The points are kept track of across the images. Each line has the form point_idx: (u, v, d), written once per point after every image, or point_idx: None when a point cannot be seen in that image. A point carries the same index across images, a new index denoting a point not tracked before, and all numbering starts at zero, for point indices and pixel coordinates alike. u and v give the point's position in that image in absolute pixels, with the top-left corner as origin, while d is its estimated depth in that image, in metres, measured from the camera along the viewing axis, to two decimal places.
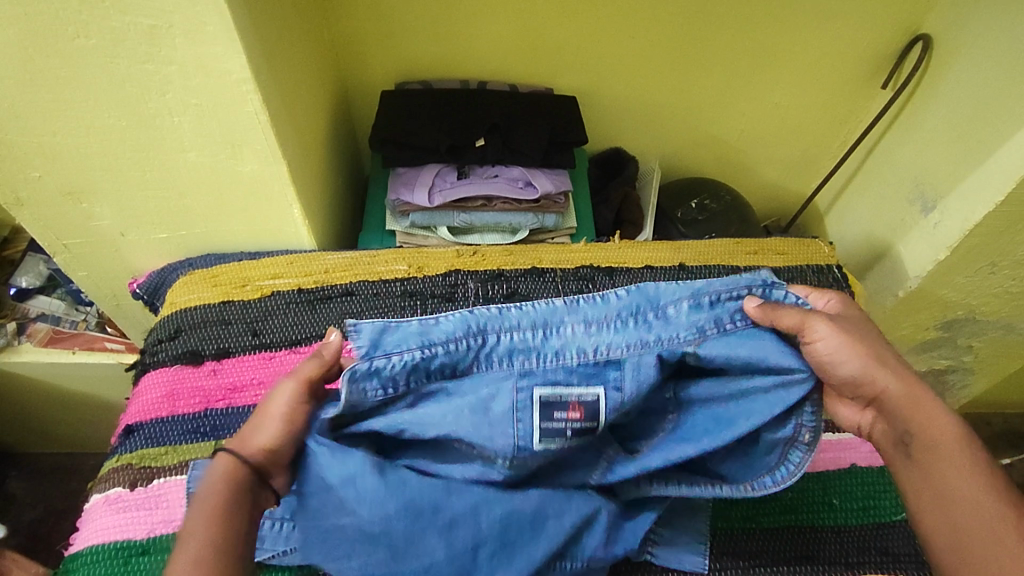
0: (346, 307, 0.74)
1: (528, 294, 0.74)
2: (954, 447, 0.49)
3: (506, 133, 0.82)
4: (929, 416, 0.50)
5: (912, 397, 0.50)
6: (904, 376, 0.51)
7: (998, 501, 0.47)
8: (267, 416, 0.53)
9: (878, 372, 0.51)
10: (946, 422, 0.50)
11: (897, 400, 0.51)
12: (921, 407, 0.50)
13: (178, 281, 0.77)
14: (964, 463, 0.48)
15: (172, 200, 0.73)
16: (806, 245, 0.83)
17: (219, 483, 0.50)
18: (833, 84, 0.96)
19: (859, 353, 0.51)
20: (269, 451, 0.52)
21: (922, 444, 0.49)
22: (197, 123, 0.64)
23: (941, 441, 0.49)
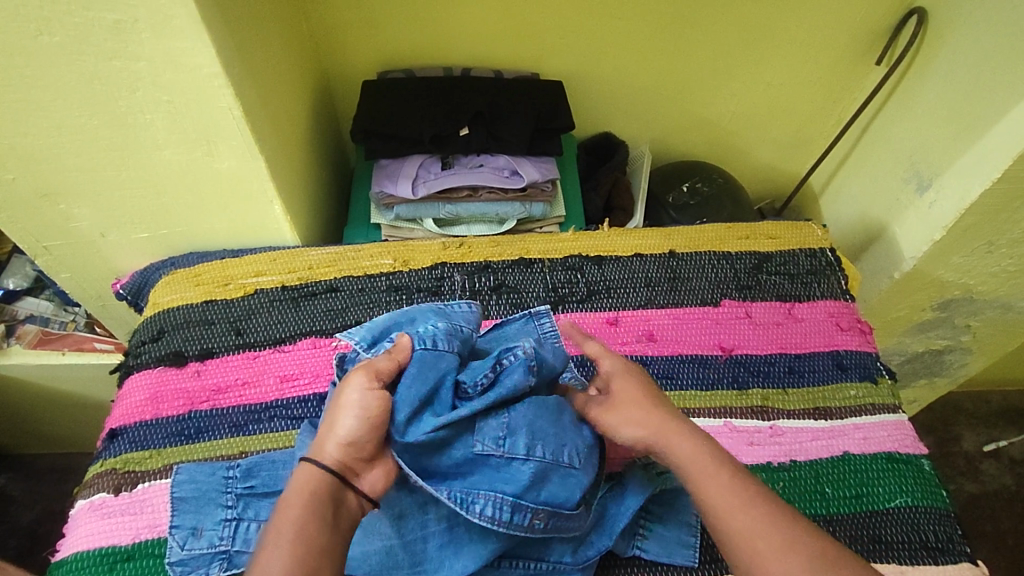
0: (331, 304, 0.73)
1: (516, 286, 0.74)
2: (698, 463, 0.49)
3: (491, 121, 0.80)
4: (680, 443, 0.50)
5: (659, 423, 0.52)
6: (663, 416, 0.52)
7: (753, 504, 0.46)
8: (336, 409, 0.47)
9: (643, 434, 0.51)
10: (698, 448, 0.50)
11: (658, 440, 0.51)
12: (676, 440, 0.50)
13: (160, 281, 0.76)
14: (725, 480, 0.47)
15: (150, 199, 0.71)
16: (799, 227, 0.82)
17: (304, 495, 0.43)
18: (827, 61, 0.93)
19: (620, 416, 0.53)
20: (346, 452, 0.46)
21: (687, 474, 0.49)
22: (170, 120, 0.62)
23: (694, 461, 0.49)
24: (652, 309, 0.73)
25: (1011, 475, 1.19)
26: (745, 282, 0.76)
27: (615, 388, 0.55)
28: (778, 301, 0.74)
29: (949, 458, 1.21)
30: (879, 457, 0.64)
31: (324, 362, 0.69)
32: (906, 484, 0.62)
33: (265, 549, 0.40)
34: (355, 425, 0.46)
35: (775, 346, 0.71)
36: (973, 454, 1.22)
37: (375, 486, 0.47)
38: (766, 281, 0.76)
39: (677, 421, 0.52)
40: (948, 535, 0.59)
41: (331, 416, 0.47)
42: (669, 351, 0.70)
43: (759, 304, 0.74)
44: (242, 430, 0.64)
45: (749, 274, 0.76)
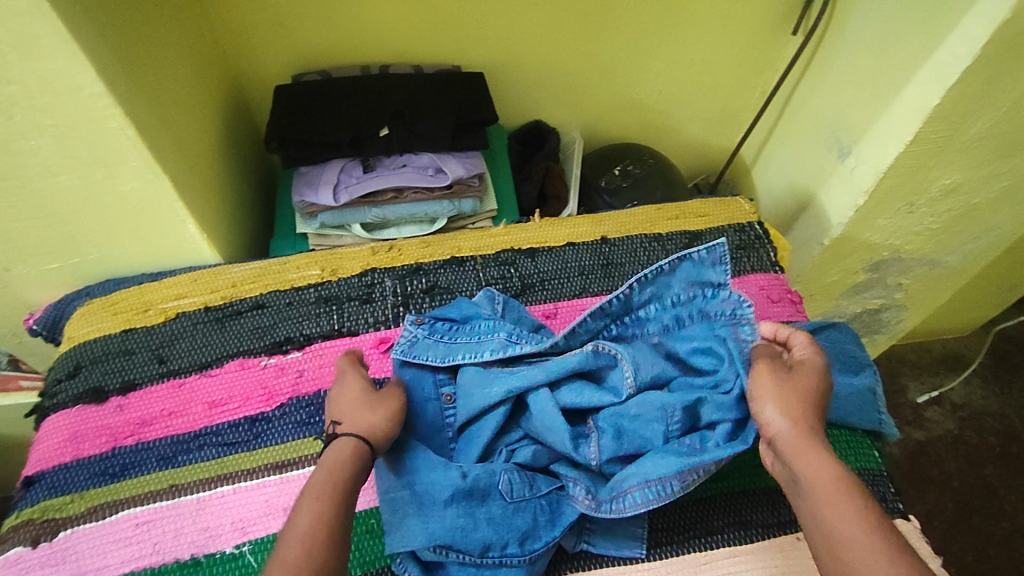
0: (257, 322, 0.70)
1: (448, 286, 0.73)
2: (826, 492, 0.46)
3: (410, 119, 0.78)
4: (804, 455, 0.48)
5: (792, 405, 0.51)
6: (807, 428, 0.50)
7: (863, 529, 0.44)
8: (376, 398, 0.56)
9: (789, 419, 0.50)
10: (830, 471, 0.47)
11: (794, 420, 0.50)
12: (807, 454, 0.48)
13: (75, 313, 0.72)
14: (824, 477, 0.47)
15: (53, 229, 0.67)
16: (727, 204, 0.82)
17: (341, 466, 0.50)
18: (746, 34, 0.94)
19: (783, 399, 0.51)
20: (378, 434, 0.54)
21: (800, 486, 0.48)
22: (58, 144, 0.58)
23: (818, 485, 0.47)
24: (587, 298, 0.73)
25: (953, 419, 1.24)
26: None
27: (799, 374, 0.54)
28: None
29: (895, 409, 1.25)
30: None
31: (253, 383, 0.66)
32: (840, 449, 0.64)
33: (303, 509, 0.47)
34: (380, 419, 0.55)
35: None
36: (917, 403, 1.26)
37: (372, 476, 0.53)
38: None
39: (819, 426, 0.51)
40: (880, 494, 0.61)
41: (360, 402, 0.56)
42: None
43: None
44: (170, 462, 0.61)
45: (681, 254, 0.77)
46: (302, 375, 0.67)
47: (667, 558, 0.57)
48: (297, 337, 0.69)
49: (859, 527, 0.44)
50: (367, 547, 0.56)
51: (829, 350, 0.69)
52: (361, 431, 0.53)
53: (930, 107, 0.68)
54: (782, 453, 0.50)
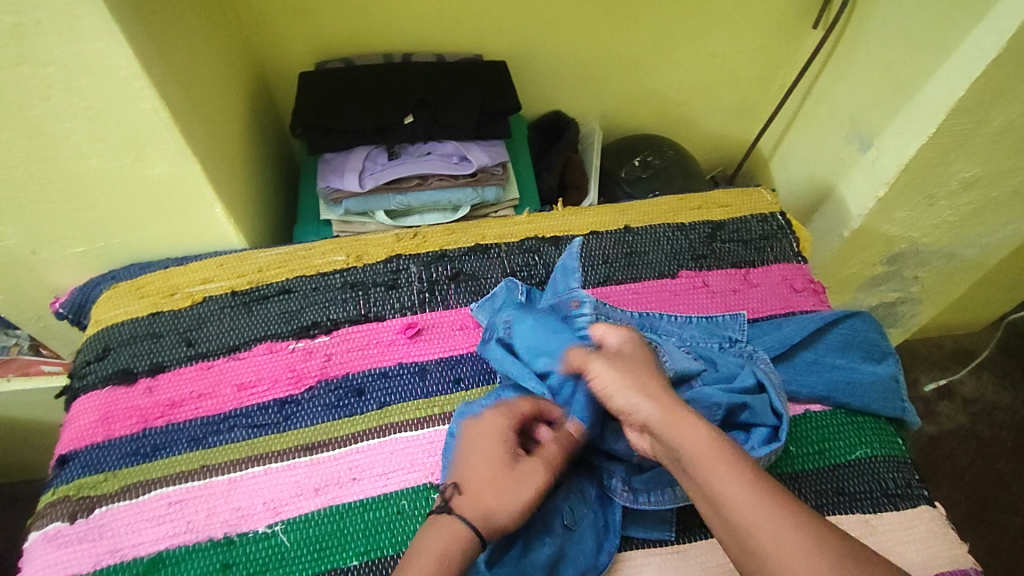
0: (284, 306, 0.71)
1: (473, 273, 0.74)
2: (709, 462, 0.49)
3: (435, 107, 0.78)
4: (687, 435, 0.50)
5: (639, 388, 0.54)
6: (668, 404, 0.53)
7: (752, 488, 0.47)
8: (512, 484, 0.53)
9: (637, 403, 0.53)
10: (708, 442, 0.50)
11: (654, 413, 0.52)
12: (681, 427, 0.51)
13: (102, 296, 0.73)
14: (709, 463, 0.49)
15: (81, 212, 0.68)
16: (748, 194, 0.83)
17: (446, 546, 0.49)
18: (767, 26, 0.94)
19: (634, 386, 0.54)
20: (499, 527, 0.51)
21: (684, 464, 0.50)
22: (92, 127, 0.59)
23: (700, 455, 0.49)
24: (612, 285, 0.73)
25: (965, 413, 1.25)
26: (701, 252, 0.76)
27: (628, 362, 0.57)
28: (733, 268, 0.75)
29: None
30: (836, 411, 0.65)
31: (282, 366, 0.67)
32: (865, 436, 0.64)
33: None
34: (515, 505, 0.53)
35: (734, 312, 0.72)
36: (929, 398, 1.27)
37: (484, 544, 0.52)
38: (721, 249, 0.77)
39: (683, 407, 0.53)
40: (905, 481, 0.62)
41: (496, 483, 0.53)
42: None
43: (715, 272, 0.75)
44: (201, 443, 0.62)
45: (704, 243, 0.77)
46: (329, 359, 0.67)
47: (695, 541, 0.57)
48: (324, 322, 0.70)
49: (744, 501, 0.46)
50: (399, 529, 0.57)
51: (853, 339, 0.69)
52: (478, 518, 0.51)
53: (953, 100, 0.69)
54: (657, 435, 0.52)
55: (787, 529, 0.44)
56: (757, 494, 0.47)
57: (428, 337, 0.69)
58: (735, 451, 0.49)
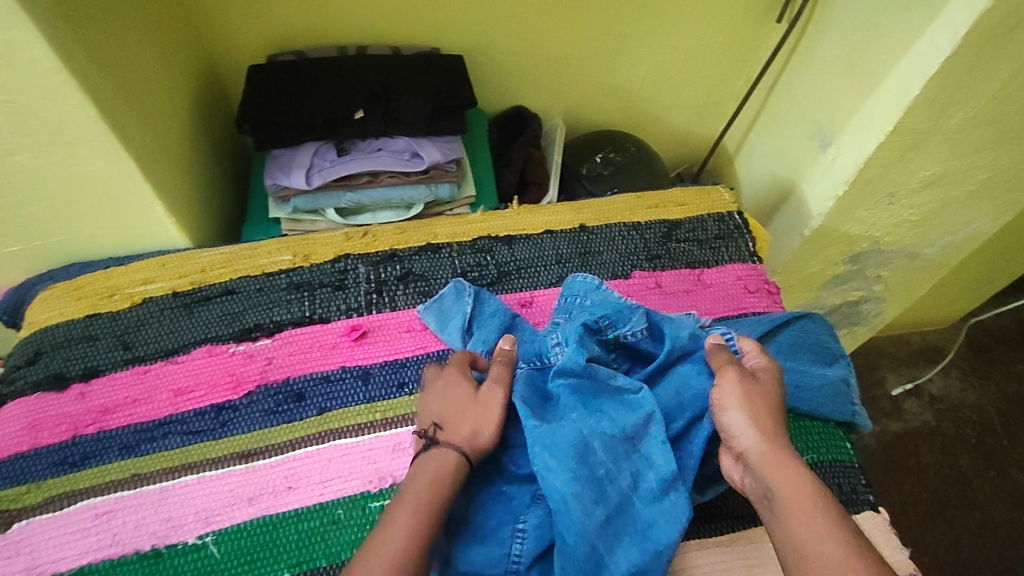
0: (227, 308, 0.69)
1: (423, 273, 0.72)
2: (796, 508, 0.47)
3: (386, 102, 0.76)
4: (785, 474, 0.49)
5: (755, 417, 0.53)
6: (777, 442, 0.51)
7: (844, 549, 0.44)
8: (479, 407, 0.56)
9: (749, 431, 0.52)
10: (807, 488, 0.48)
11: (761, 446, 0.51)
12: (781, 468, 0.50)
13: (37, 297, 0.70)
14: (805, 510, 0.47)
15: (11, 211, 0.65)
16: (707, 193, 0.81)
17: (438, 476, 0.51)
18: (731, 21, 0.92)
19: (750, 412, 0.53)
20: (478, 446, 0.54)
21: (774, 503, 0.49)
22: (14, 121, 0.56)
23: (792, 495, 0.48)
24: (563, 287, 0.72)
25: (930, 410, 1.26)
26: (656, 252, 0.75)
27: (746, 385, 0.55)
28: (687, 268, 0.74)
29: (874, 400, 1.26)
30: (784, 415, 0.65)
31: (221, 370, 0.65)
32: (812, 440, 0.64)
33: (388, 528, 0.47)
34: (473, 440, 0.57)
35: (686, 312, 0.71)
36: (895, 395, 1.28)
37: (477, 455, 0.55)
38: (676, 249, 0.75)
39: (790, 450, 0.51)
40: (850, 486, 0.61)
41: (464, 408, 0.56)
42: None
43: (669, 272, 0.73)
44: (132, 451, 0.60)
45: (659, 243, 0.76)
46: (271, 363, 0.65)
47: None
48: (267, 324, 0.68)
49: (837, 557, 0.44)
50: (334, 540, 0.56)
51: (803, 341, 0.68)
52: (461, 442, 0.54)
53: (910, 98, 0.68)
54: (751, 465, 0.51)
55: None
56: (846, 552, 0.44)
57: (373, 340, 0.68)
58: (839, 508, 0.47)
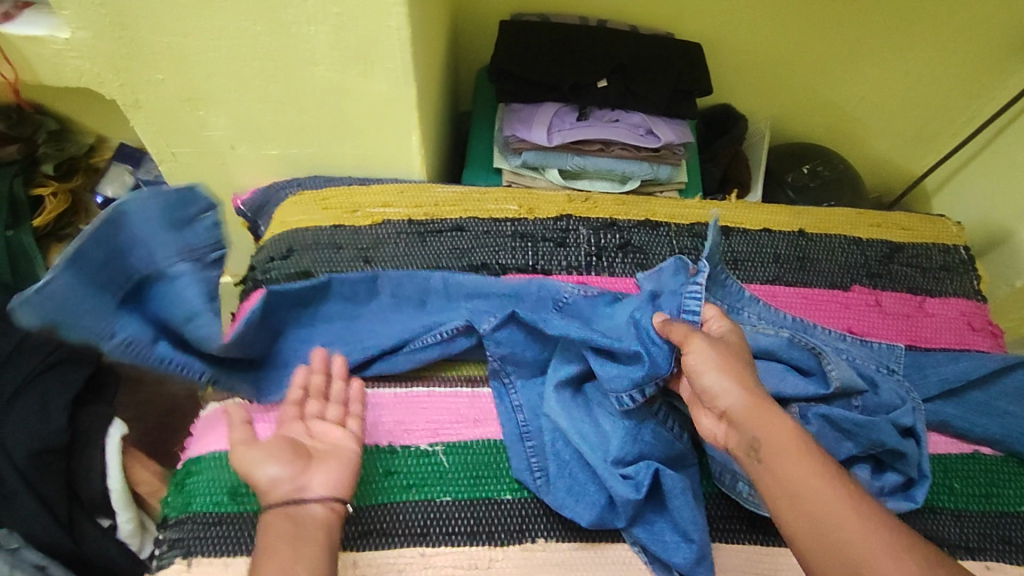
0: (457, 243, 0.73)
1: (642, 246, 0.73)
2: (784, 455, 0.46)
3: (630, 76, 0.78)
4: (773, 423, 0.47)
5: (729, 372, 0.50)
6: (756, 393, 0.49)
7: (837, 492, 0.44)
8: (251, 455, 0.50)
9: (727, 388, 0.49)
10: (792, 434, 0.47)
11: (739, 404, 0.49)
12: (765, 417, 0.48)
13: (287, 200, 0.76)
14: (800, 462, 0.45)
15: (289, 116, 0.71)
16: (932, 222, 0.79)
17: (269, 531, 0.46)
18: (972, 55, 0.89)
19: (722, 366, 0.50)
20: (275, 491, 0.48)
21: (765, 458, 0.46)
22: (333, 34, 0.61)
23: (780, 447, 0.46)
24: (781, 285, 0.72)
25: None
26: (876, 270, 0.74)
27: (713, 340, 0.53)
28: (909, 293, 0.72)
29: None
30: (1008, 458, 0.62)
31: None
32: None
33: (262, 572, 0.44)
34: (348, 435, 0.54)
35: (905, 337, 0.70)
36: None
37: (325, 486, 0.49)
38: (897, 272, 0.74)
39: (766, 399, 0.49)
40: None
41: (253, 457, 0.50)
42: None
43: (890, 294, 0.72)
44: None
45: (880, 262, 0.74)
46: None
47: None
48: (493, 265, 0.71)
49: (845, 505, 0.43)
50: None
51: None
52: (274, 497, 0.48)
53: None
54: (735, 421, 0.48)
55: (865, 535, 0.42)
56: (836, 493, 0.44)
57: None
58: (820, 451, 0.47)
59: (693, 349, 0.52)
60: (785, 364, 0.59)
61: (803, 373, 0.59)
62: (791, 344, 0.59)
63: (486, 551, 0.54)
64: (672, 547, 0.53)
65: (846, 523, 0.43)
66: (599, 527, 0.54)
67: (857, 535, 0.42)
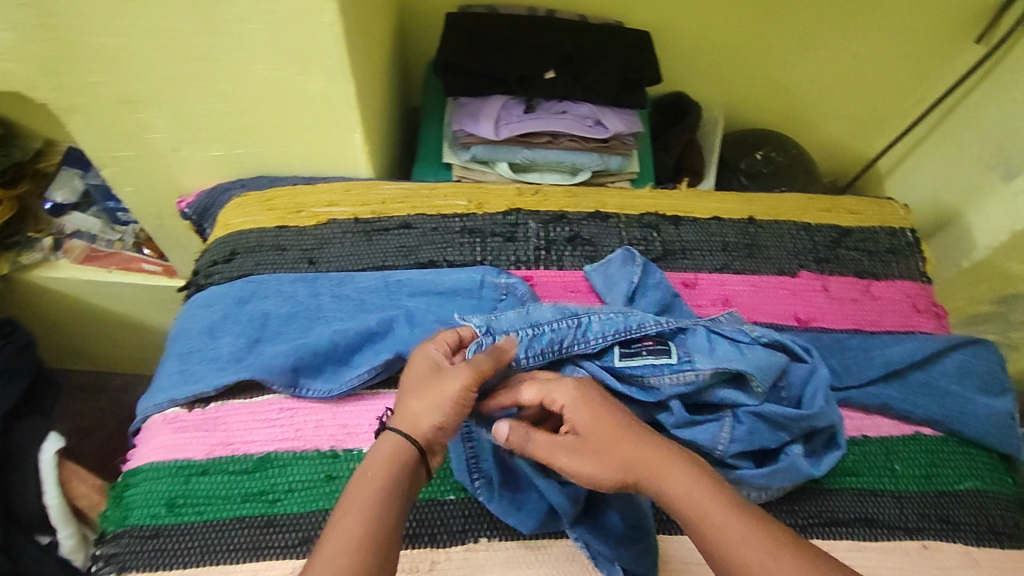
0: (404, 241, 0.72)
1: (591, 239, 0.73)
2: (692, 502, 0.43)
3: (578, 66, 0.77)
4: (672, 478, 0.45)
5: (613, 458, 0.47)
6: (641, 451, 0.46)
7: (742, 526, 0.41)
8: (434, 387, 0.49)
9: (614, 471, 0.47)
10: (693, 480, 0.44)
11: (639, 472, 0.46)
12: (666, 473, 0.45)
13: (231, 202, 0.75)
14: (708, 505, 0.43)
15: (230, 116, 0.69)
16: (880, 205, 0.80)
17: (387, 473, 0.45)
18: (924, 37, 0.89)
19: (593, 460, 0.48)
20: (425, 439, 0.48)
21: (673, 511, 0.44)
22: (269, 32, 0.59)
23: (683, 498, 0.44)
24: (729, 274, 0.72)
25: None
26: (824, 255, 0.74)
27: (579, 427, 0.49)
28: (856, 277, 0.73)
29: None
30: (949, 438, 0.63)
31: None
32: (976, 468, 0.62)
33: (346, 515, 0.42)
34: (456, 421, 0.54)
35: (852, 321, 0.70)
36: None
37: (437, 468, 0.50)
38: (845, 256, 0.75)
39: (665, 452, 0.46)
40: (1012, 520, 0.60)
41: (425, 387, 0.49)
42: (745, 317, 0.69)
43: (837, 278, 0.73)
44: None
45: (828, 247, 0.75)
46: None
47: None
48: (441, 262, 0.71)
49: (749, 541, 0.40)
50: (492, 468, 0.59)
51: (974, 368, 0.66)
52: (409, 435, 0.47)
53: None
54: (645, 489, 0.46)
55: (769, 566, 0.39)
56: (742, 524, 0.41)
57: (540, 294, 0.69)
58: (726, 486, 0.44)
59: (562, 463, 0.49)
60: (715, 385, 0.57)
61: (736, 385, 0.57)
62: (713, 375, 0.56)
63: (429, 554, 0.54)
64: (614, 539, 0.54)
65: (705, 523, 0.42)
66: (541, 528, 0.55)
67: (762, 570, 0.39)
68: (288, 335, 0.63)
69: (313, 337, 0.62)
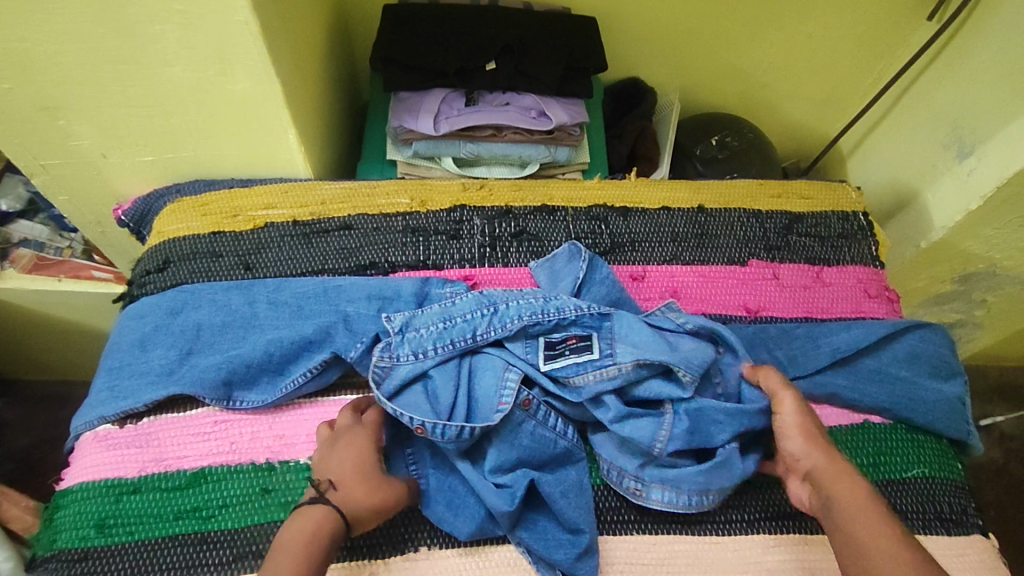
0: (344, 243, 0.70)
1: (537, 234, 0.71)
2: (857, 510, 0.48)
3: (519, 56, 0.74)
4: (846, 486, 0.50)
5: (828, 454, 0.52)
6: (836, 454, 0.52)
7: (894, 540, 0.46)
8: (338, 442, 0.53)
9: (819, 453, 0.52)
10: (860, 491, 0.49)
11: (822, 473, 0.51)
12: (843, 480, 0.50)
13: (165, 208, 0.72)
14: (869, 517, 0.47)
15: (157, 120, 0.67)
16: (833, 189, 0.79)
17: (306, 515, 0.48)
18: (876, 15, 0.87)
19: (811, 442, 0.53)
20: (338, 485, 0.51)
21: (831, 512, 0.49)
22: (181, 33, 0.57)
23: (850, 506, 0.49)
24: (678, 265, 0.70)
25: (999, 448, 1.14)
26: (775, 243, 0.73)
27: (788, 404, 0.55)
28: (807, 264, 0.72)
29: None
30: (898, 425, 0.63)
31: None
32: (925, 455, 0.62)
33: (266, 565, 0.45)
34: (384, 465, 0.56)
35: (802, 309, 0.69)
36: None
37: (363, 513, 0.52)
38: (796, 243, 0.73)
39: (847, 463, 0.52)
40: (961, 507, 0.60)
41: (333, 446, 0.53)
42: (692, 310, 0.68)
43: (787, 266, 0.72)
44: None
45: (779, 234, 0.74)
46: None
47: (736, 535, 0.56)
48: (382, 263, 0.69)
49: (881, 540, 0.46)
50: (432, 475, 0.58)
51: (921, 353, 0.66)
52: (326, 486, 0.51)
53: None
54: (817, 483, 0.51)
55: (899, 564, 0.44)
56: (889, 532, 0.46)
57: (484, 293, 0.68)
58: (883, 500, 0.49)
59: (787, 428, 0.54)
60: (645, 377, 0.57)
61: (666, 376, 0.58)
62: (635, 369, 0.57)
63: (367, 566, 0.53)
64: (557, 543, 0.54)
65: (866, 534, 0.47)
66: (480, 536, 0.54)
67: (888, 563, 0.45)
68: (222, 346, 0.62)
69: (246, 348, 0.61)
